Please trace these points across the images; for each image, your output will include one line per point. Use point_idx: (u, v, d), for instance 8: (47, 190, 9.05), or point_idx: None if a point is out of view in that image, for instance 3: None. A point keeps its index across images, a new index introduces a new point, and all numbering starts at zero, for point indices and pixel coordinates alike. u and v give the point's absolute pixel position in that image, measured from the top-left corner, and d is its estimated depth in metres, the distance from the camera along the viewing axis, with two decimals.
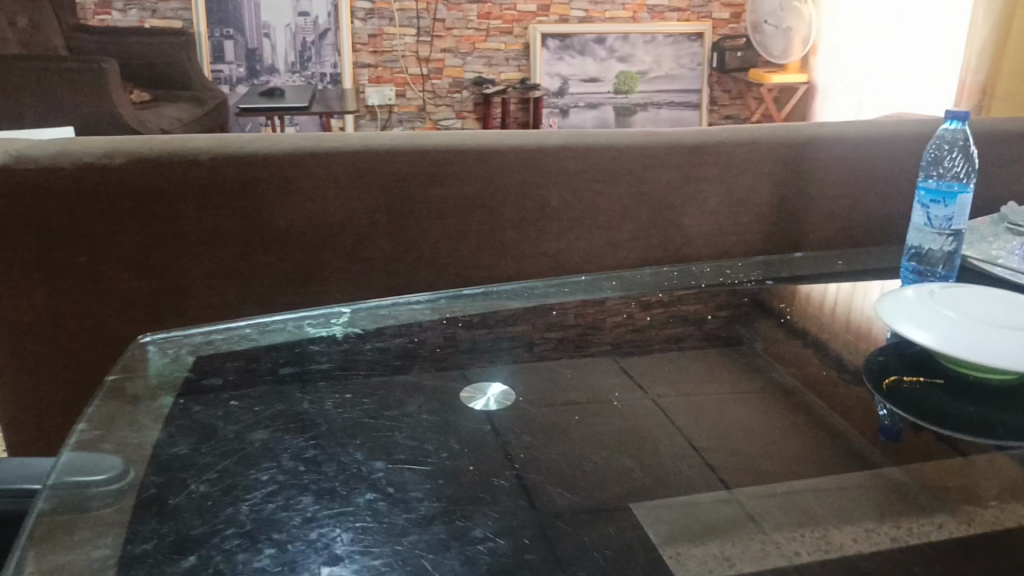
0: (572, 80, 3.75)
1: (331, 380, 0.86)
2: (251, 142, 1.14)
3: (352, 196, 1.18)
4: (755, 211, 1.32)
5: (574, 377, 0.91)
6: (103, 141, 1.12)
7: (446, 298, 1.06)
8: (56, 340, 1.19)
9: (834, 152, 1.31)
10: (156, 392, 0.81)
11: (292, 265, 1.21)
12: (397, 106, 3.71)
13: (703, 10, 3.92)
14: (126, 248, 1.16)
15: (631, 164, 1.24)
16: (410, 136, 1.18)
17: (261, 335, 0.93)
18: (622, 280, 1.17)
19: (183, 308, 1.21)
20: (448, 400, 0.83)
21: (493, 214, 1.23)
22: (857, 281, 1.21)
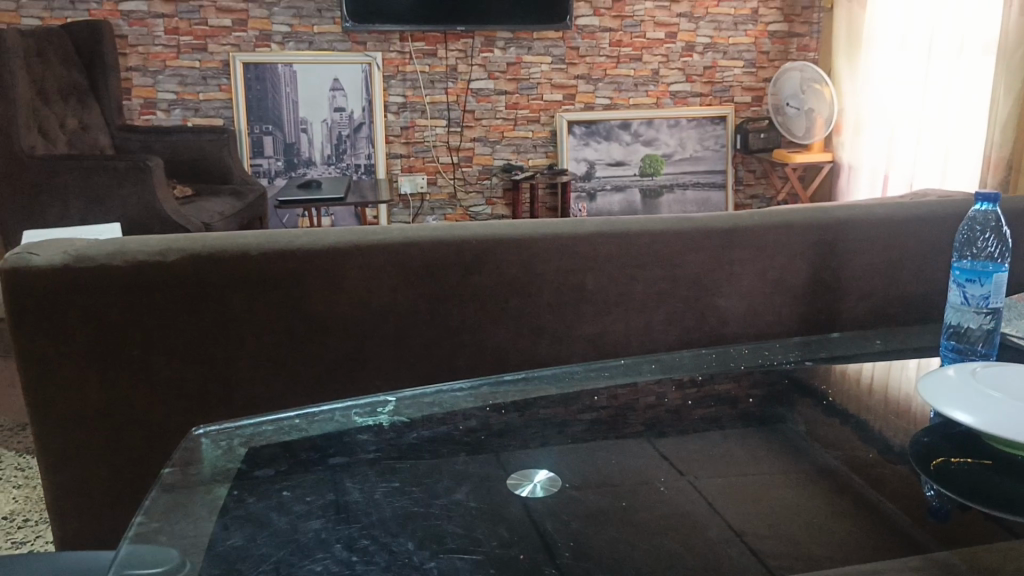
0: (598, 165, 3.85)
1: (379, 468, 0.87)
2: (297, 237, 1.19)
3: (394, 286, 1.22)
4: (789, 292, 1.33)
5: (619, 462, 0.92)
6: (156, 240, 1.18)
7: (489, 384, 1.07)
8: (109, 430, 1.24)
9: (865, 232, 1.33)
10: (209, 482, 0.83)
11: (336, 353, 1.25)
12: (428, 193, 3.80)
13: (724, 95, 4.01)
14: (176, 342, 1.20)
15: (665, 250, 1.26)
16: (448, 228, 1.22)
17: (310, 425, 0.95)
18: (660, 363, 1.18)
19: (230, 397, 1.25)
20: (493, 487, 0.85)
21: (531, 300, 1.26)
22: (895, 359, 1.21)
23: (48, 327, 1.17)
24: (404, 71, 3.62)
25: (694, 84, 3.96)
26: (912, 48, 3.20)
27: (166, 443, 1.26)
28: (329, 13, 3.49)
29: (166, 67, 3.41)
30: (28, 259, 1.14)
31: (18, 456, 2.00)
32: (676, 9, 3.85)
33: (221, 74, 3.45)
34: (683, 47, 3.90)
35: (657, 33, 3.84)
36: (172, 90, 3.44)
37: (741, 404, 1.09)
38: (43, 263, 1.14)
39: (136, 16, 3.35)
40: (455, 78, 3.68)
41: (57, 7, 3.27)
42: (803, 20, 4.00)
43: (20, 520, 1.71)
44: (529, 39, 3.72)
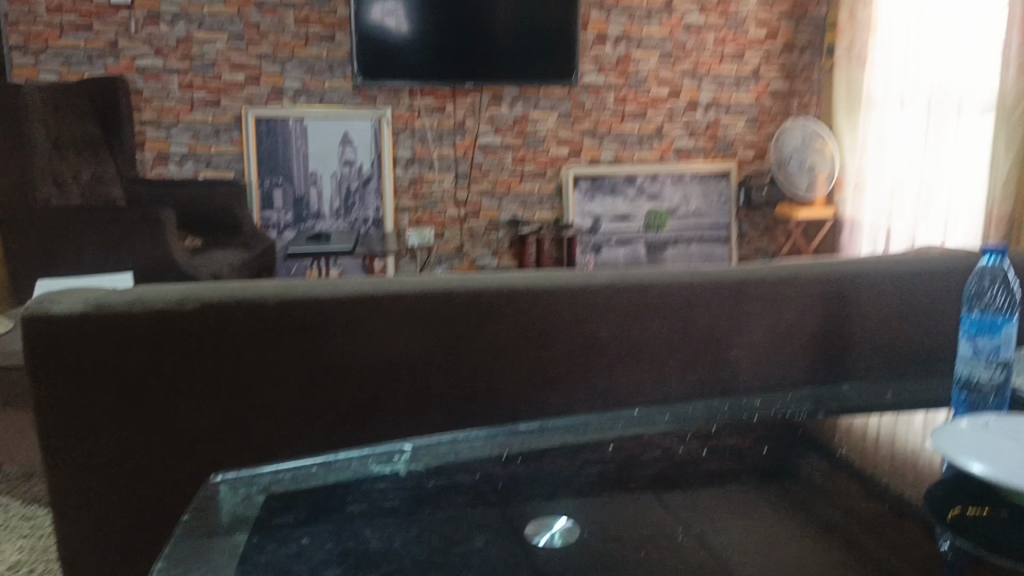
0: (603, 219, 3.89)
1: (397, 515, 0.88)
2: (315, 287, 1.21)
3: (409, 336, 1.23)
4: (799, 345, 1.35)
5: (634, 513, 0.92)
6: (176, 289, 1.20)
7: (504, 434, 1.08)
8: (123, 479, 1.24)
9: (873, 286, 1.35)
10: (230, 531, 0.84)
11: (351, 403, 1.25)
12: (435, 246, 3.83)
13: (728, 150, 4.07)
14: (192, 392, 1.21)
15: (677, 302, 1.28)
16: (462, 279, 1.24)
17: (327, 473, 0.96)
18: (672, 415, 1.19)
19: (242, 447, 1.26)
20: (511, 536, 0.85)
21: (544, 351, 1.27)
22: (907, 412, 1.22)
23: (67, 374, 1.18)
24: (413, 126, 3.68)
25: (698, 140, 4.03)
26: (913, 106, 3.26)
27: (179, 493, 1.26)
28: (341, 70, 3.57)
29: (179, 121, 3.47)
30: (48, 307, 1.16)
31: (24, 506, 1.99)
32: (679, 67, 3.92)
33: (232, 128, 3.51)
34: (687, 104, 3.97)
35: (662, 90, 3.92)
36: (184, 144, 3.49)
37: (752, 456, 1.09)
38: (64, 311, 1.15)
39: (150, 71, 3.40)
40: (462, 133, 3.74)
41: (74, 62, 3.33)
42: (803, 78, 4.08)
43: (24, 571, 1.69)
44: (535, 95, 3.79)
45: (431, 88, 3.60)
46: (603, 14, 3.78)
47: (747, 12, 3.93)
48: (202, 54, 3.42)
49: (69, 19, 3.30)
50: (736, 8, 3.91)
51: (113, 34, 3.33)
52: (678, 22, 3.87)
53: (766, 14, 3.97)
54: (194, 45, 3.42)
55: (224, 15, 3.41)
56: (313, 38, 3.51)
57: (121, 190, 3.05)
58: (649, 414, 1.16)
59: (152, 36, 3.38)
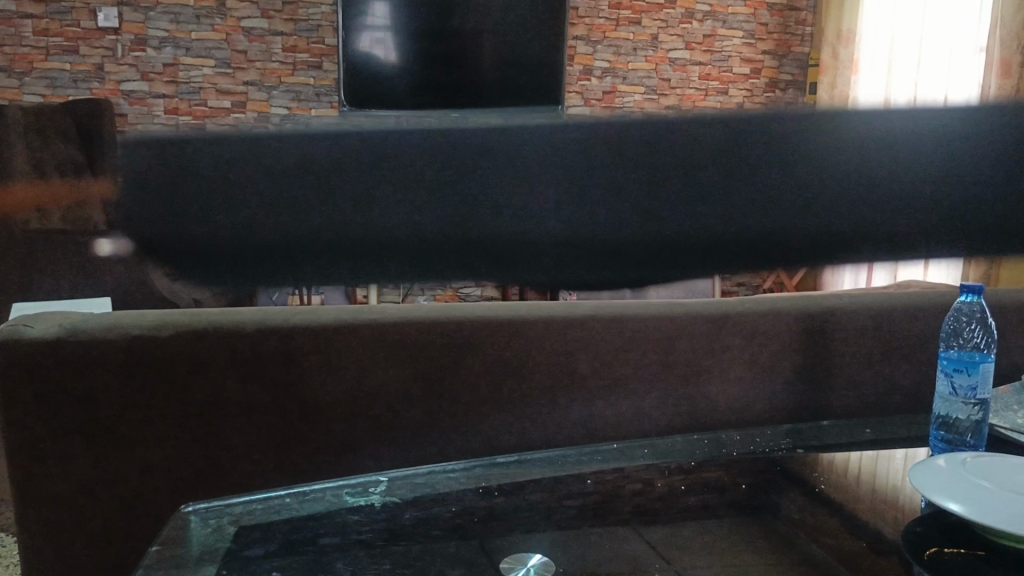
0: None
1: (370, 549, 0.87)
2: (294, 315, 1.20)
3: (387, 366, 1.22)
4: (780, 380, 1.35)
5: (611, 549, 0.91)
6: (153, 316, 1.19)
7: (481, 467, 1.07)
8: (90, 509, 1.22)
9: (853, 323, 1.35)
10: (198, 562, 0.83)
11: (328, 432, 1.24)
12: None
13: None
14: (166, 421, 1.20)
15: (658, 336, 1.28)
16: (443, 309, 1.24)
17: (300, 504, 0.95)
18: (653, 449, 1.18)
19: (216, 480, 1.23)
20: (486, 570, 0.84)
21: (525, 381, 1.26)
22: (886, 450, 1.22)
23: (39, 402, 1.17)
24: None
25: None
26: None
27: (148, 525, 1.24)
28: (327, 98, 3.71)
29: None
30: (22, 331, 1.15)
31: None
32: (664, 102, 4.00)
33: None
34: None
35: None
36: None
37: (726, 488, 1.09)
38: (37, 336, 1.15)
39: (136, 96, 3.52)
40: None
41: (59, 85, 3.44)
42: None
43: None
44: None
45: None
46: (588, 48, 3.86)
47: (729, 49, 4.05)
48: (188, 79, 3.55)
49: (55, 42, 3.42)
50: (718, 45, 4.03)
51: (100, 58, 3.45)
52: (662, 57, 3.96)
53: (750, 52, 4.08)
54: (180, 71, 3.54)
55: (212, 41, 3.54)
56: (300, 65, 3.64)
57: None
58: (627, 450, 1.15)
59: (139, 60, 3.49)
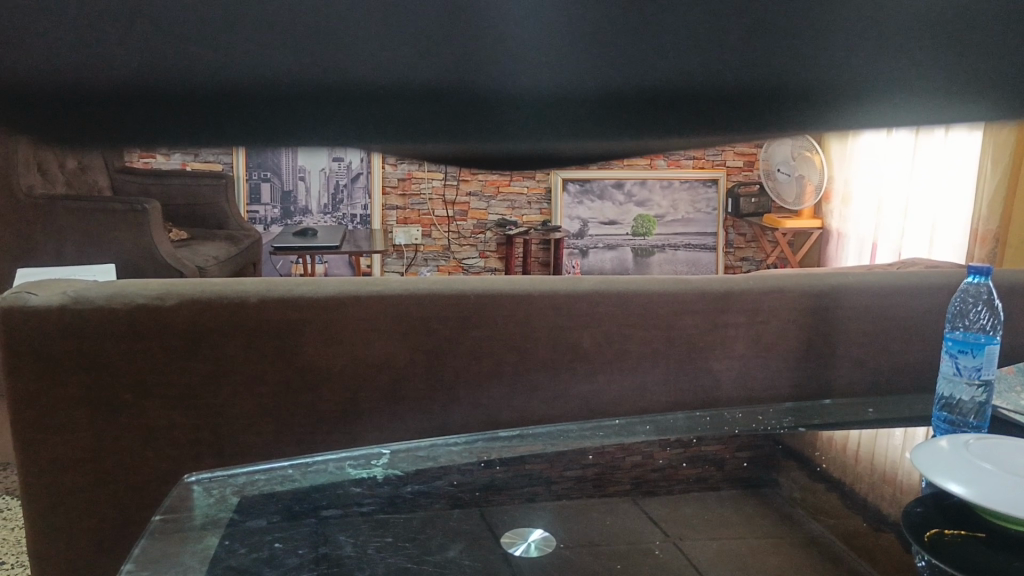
0: (590, 224, 3.93)
1: (373, 523, 0.87)
2: (297, 287, 1.20)
3: (390, 337, 1.22)
4: (782, 357, 1.34)
5: (611, 526, 0.91)
6: (155, 284, 1.19)
7: (484, 440, 1.07)
8: (93, 475, 1.23)
9: (857, 301, 1.35)
10: (199, 533, 0.83)
11: (330, 404, 1.24)
12: (422, 245, 3.86)
13: (715, 158, 4.01)
14: (168, 390, 1.20)
15: (662, 312, 1.28)
16: (447, 281, 1.24)
17: (303, 476, 0.95)
18: (656, 425, 1.18)
19: (218, 450, 1.24)
20: (487, 545, 0.84)
21: (527, 353, 1.26)
22: (888, 429, 1.22)
23: (41, 370, 1.17)
24: None
25: None
26: None
27: (150, 493, 1.25)
28: None
29: None
30: (25, 298, 1.15)
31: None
32: None
33: None
34: None
35: None
36: None
37: (726, 464, 1.10)
38: (41, 304, 1.15)
39: None
40: None
41: None
42: None
43: None
44: None
45: None
46: None
47: None
48: None
49: None
50: None
51: None
52: None
53: None
54: None
55: None
56: None
57: None
58: (630, 425, 1.15)
59: None
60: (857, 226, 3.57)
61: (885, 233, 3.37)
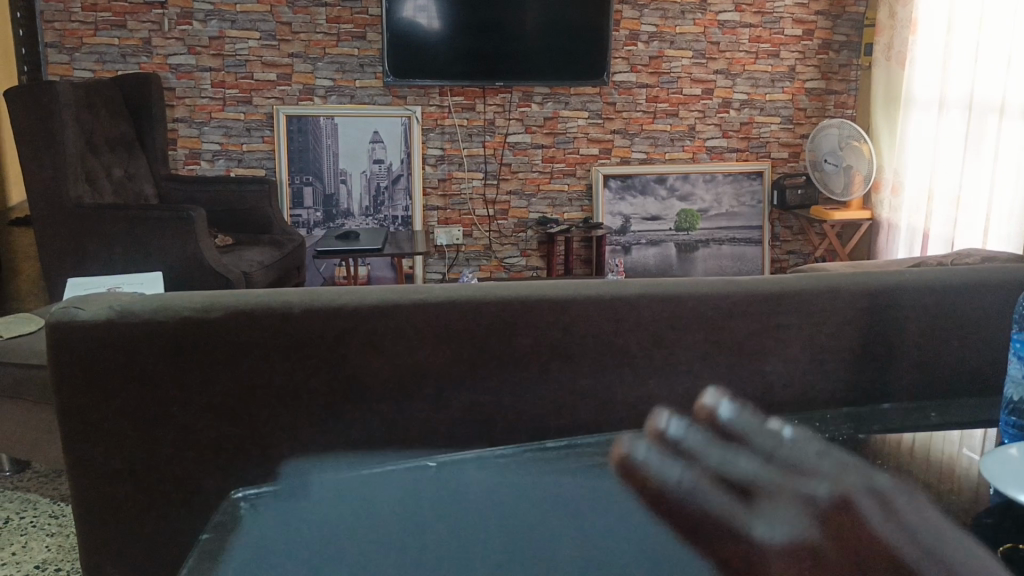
0: (632, 219, 4.03)
1: (417, 538, 0.87)
2: (339, 296, 1.20)
3: (436, 345, 1.22)
4: (839, 362, 1.32)
5: (674, 533, 0.91)
6: (199, 296, 1.19)
7: (529, 452, 1.04)
8: (144, 492, 1.26)
9: (911, 308, 1.32)
10: (248, 552, 0.83)
11: (375, 413, 1.24)
12: (464, 245, 4.00)
13: (761, 150, 4.19)
14: (213, 401, 1.21)
15: (712, 314, 1.26)
16: (488, 286, 1.23)
17: (350, 490, 0.94)
18: (704, 432, 1.13)
19: (269, 462, 1.25)
20: (538, 562, 0.84)
21: (574, 362, 1.26)
22: (947, 434, 1.16)
23: (94, 386, 1.20)
24: (442, 125, 3.84)
25: (730, 140, 4.14)
26: (952, 107, 3.22)
27: (200, 509, 1.27)
28: (372, 68, 3.73)
29: (212, 118, 3.65)
30: (73, 313, 1.17)
31: (53, 503, 2.13)
32: (712, 66, 4.04)
33: (264, 126, 3.69)
34: (719, 103, 4.08)
35: (694, 89, 4.04)
36: (217, 141, 3.67)
37: None
38: (88, 318, 1.16)
39: (183, 70, 3.58)
40: (492, 132, 3.89)
41: (108, 60, 3.52)
42: (839, 78, 4.15)
43: (53, 569, 1.81)
44: (566, 94, 3.92)
45: (462, 87, 3.75)
46: (634, 12, 3.90)
47: (781, 10, 4.04)
48: (234, 52, 3.60)
49: (104, 17, 3.50)
50: (769, 6, 4.03)
51: (147, 32, 3.52)
52: (712, 20, 3.99)
53: (802, 13, 4.06)
54: (226, 44, 3.59)
55: (256, 14, 3.59)
56: (344, 37, 3.67)
57: (153, 187, 3.35)
58: (678, 433, 1.11)
59: (186, 34, 3.55)
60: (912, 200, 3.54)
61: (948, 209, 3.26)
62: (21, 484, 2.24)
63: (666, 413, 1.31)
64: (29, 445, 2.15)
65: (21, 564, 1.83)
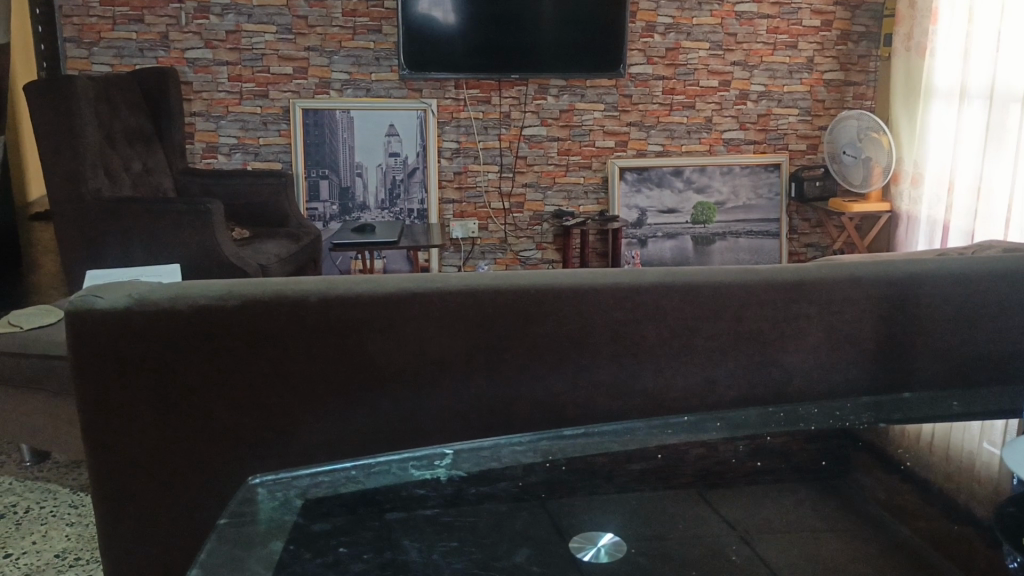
0: (649, 212, 4.02)
1: (436, 526, 0.86)
2: (355, 284, 1.19)
3: (452, 334, 1.22)
4: (858, 351, 1.31)
5: (695, 522, 0.91)
6: (216, 284, 1.19)
7: (547, 439, 1.02)
8: (162, 478, 1.26)
9: (931, 296, 1.31)
10: (266, 536, 0.82)
11: (391, 401, 1.24)
12: (480, 238, 4.00)
13: (778, 142, 4.16)
14: (232, 389, 1.21)
15: (730, 303, 1.25)
16: (503, 276, 1.22)
17: (366, 476, 0.93)
18: (725, 422, 1.11)
19: (286, 449, 1.26)
20: (557, 549, 0.84)
21: (590, 350, 1.25)
22: (969, 424, 1.15)
23: (111, 372, 1.19)
24: (458, 118, 3.83)
25: (747, 132, 4.12)
26: (973, 98, 3.18)
27: (218, 494, 1.28)
28: (387, 62, 3.73)
29: (229, 112, 3.66)
30: (92, 301, 1.17)
31: (73, 493, 2.15)
32: (729, 58, 4.01)
33: (281, 120, 3.70)
34: (737, 95, 4.05)
35: (711, 81, 4.01)
36: (233, 135, 3.69)
37: (795, 453, 1.07)
38: (104, 306, 1.16)
39: (200, 63, 3.60)
40: (508, 124, 3.88)
41: (126, 54, 3.54)
42: (858, 69, 4.11)
43: (72, 558, 1.83)
44: (582, 86, 3.90)
45: (478, 80, 3.74)
46: (651, 4, 3.88)
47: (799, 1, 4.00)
48: (251, 45, 3.61)
49: (122, 11, 3.51)
50: None
51: (164, 26, 3.53)
52: (729, 11, 3.96)
53: (820, 3, 4.02)
54: (243, 38, 3.60)
55: (273, 8, 3.60)
56: (360, 30, 3.67)
57: (170, 180, 3.37)
58: (699, 422, 1.09)
59: (203, 28, 3.57)
60: (932, 190, 3.52)
61: (968, 199, 3.24)
62: (42, 474, 2.26)
63: (684, 401, 1.30)
64: (49, 436, 2.17)
65: (42, 553, 1.84)
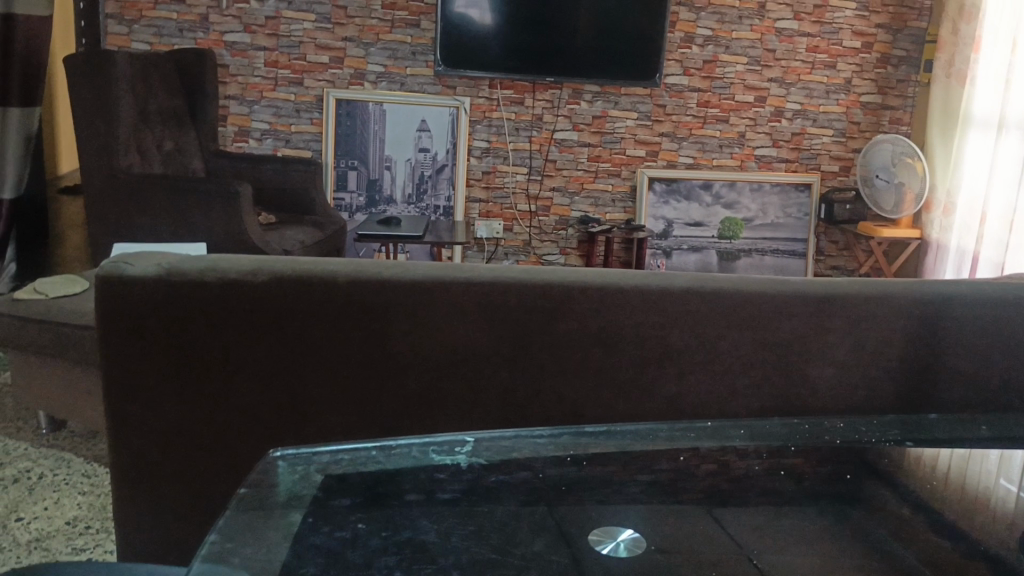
0: (675, 224, 4.00)
1: (456, 511, 0.85)
2: (385, 269, 1.19)
3: (477, 326, 1.21)
4: (886, 372, 1.29)
5: (717, 526, 0.89)
6: (247, 259, 1.20)
7: (569, 434, 1.02)
8: (180, 448, 1.26)
9: (964, 321, 1.29)
10: (285, 506, 0.82)
11: (412, 389, 1.24)
12: (504, 239, 4.00)
13: (810, 162, 4.13)
14: (255, 365, 1.21)
15: (760, 313, 1.24)
16: (532, 271, 1.22)
17: (386, 457, 0.92)
18: (749, 430, 1.10)
19: (304, 429, 1.26)
20: (576, 541, 0.83)
21: (615, 351, 1.24)
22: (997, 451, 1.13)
23: (137, 338, 1.20)
24: (491, 117, 3.84)
25: (780, 149, 4.09)
26: (1011, 128, 3.14)
27: (235, 469, 1.28)
28: (423, 57, 3.74)
29: (263, 97, 3.69)
30: (123, 267, 1.17)
31: (86, 463, 2.16)
32: (766, 74, 3.99)
33: (314, 109, 3.72)
34: (771, 112, 4.03)
35: (746, 96, 3.99)
36: (267, 121, 3.72)
37: (821, 467, 1.06)
38: (137, 274, 1.16)
39: (238, 47, 3.62)
40: (540, 127, 3.88)
41: (166, 33, 3.57)
42: (895, 94, 4.09)
43: (82, 526, 1.83)
44: (616, 93, 3.90)
45: (512, 80, 3.75)
46: (691, 15, 3.86)
47: (840, 21, 3.98)
48: (290, 32, 3.63)
49: None
50: (829, 17, 3.97)
51: (205, 8, 3.56)
52: (769, 27, 3.94)
53: (862, 25, 4.00)
54: (283, 24, 3.62)
55: None
56: (399, 24, 3.69)
57: (201, 161, 3.39)
58: (723, 429, 1.08)
59: (243, 12, 3.59)
60: (963, 220, 3.47)
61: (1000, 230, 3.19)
62: (56, 443, 2.27)
63: (707, 408, 1.29)
64: (67, 404, 2.18)
65: (53, 519, 1.86)
